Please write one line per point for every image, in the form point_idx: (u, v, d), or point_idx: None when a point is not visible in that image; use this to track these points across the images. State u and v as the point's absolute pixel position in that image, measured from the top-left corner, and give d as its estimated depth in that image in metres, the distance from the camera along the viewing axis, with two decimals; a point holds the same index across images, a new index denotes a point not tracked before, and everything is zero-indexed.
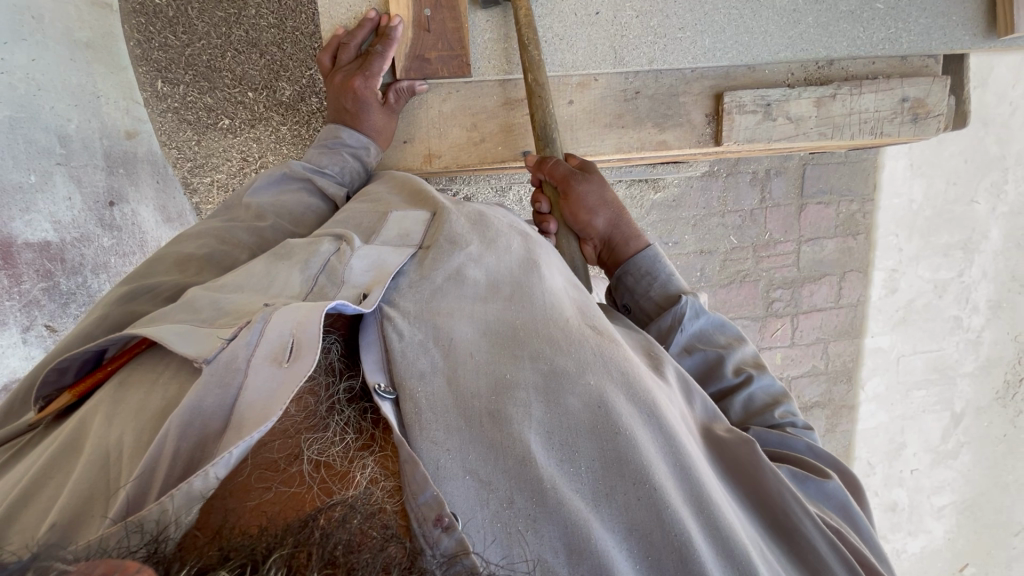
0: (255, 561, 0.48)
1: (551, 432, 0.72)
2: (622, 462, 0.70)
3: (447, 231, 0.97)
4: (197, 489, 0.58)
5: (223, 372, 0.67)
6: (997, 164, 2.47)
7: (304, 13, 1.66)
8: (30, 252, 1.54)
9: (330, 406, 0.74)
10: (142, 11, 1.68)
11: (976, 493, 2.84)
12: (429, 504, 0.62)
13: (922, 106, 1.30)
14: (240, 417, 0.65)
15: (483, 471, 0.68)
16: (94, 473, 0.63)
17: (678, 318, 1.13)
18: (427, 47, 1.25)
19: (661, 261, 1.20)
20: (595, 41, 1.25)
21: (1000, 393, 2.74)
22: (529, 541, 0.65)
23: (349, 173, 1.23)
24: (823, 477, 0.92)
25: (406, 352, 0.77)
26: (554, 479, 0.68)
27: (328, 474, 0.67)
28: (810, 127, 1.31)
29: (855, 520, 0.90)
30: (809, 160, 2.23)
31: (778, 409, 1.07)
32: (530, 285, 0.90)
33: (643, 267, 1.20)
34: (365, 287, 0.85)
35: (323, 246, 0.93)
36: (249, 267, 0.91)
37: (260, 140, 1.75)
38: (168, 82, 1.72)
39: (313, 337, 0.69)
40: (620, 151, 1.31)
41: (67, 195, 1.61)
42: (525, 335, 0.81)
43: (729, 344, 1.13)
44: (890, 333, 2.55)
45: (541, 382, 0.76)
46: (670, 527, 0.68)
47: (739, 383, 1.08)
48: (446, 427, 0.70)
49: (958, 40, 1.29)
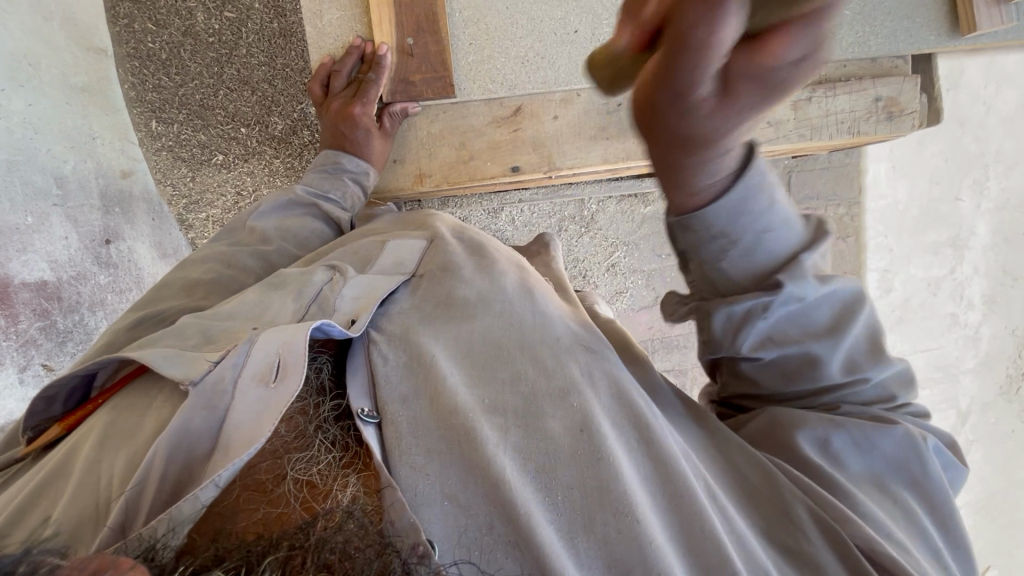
0: (249, 562, 0.49)
1: (529, 459, 0.72)
2: (602, 490, 0.70)
3: (440, 256, 0.99)
4: (187, 510, 0.58)
5: (210, 395, 0.68)
6: (977, 161, 2.52)
7: (293, 50, 1.71)
8: (28, 292, 1.53)
9: (318, 424, 0.74)
10: (136, 55, 1.74)
11: (990, 491, 2.82)
12: (406, 531, 0.61)
13: (895, 104, 1.34)
14: (227, 440, 0.65)
15: (462, 496, 0.68)
16: (86, 493, 0.64)
17: (765, 307, 0.81)
18: (410, 71, 1.27)
19: (750, 214, 0.77)
20: (575, 58, 1.29)
21: (1005, 388, 2.72)
22: (511, 564, 0.65)
23: (351, 199, 1.27)
24: (890, 429, 0.86)
25: (390, 376, 0.77)
26: (530, 506, 0.67)
27: (312, 494, 0.67)
28: (790, 129, 1.35)
29: (925, 488, 0.86)
30: (793, 166, 2.27)
31: (886, 401, 0.92)
32: (522, 308, 0.90)
33: (716, 225, 0.77)
34: (354, 313, 0.85)
35: (316, 276, 0.94)
36: (242, 296, 0.92)
37: (254, 174, 1.80)
38: (162, 122, 1.79)
39: (298, 356, 0.69)
40: (606, 161, 1.35)
41: (65, 235, 1.60)
42: (509, 359, 0.83)
43: (835, 334, 0.85)
44: (889, 334, 2.57)
45: (520, 409, 0.77)
46: (649, 559, 0.66)
47: (848, 383, 0.89)
48: (427, 451, 0.71)
49: (924, 40, 1.32)
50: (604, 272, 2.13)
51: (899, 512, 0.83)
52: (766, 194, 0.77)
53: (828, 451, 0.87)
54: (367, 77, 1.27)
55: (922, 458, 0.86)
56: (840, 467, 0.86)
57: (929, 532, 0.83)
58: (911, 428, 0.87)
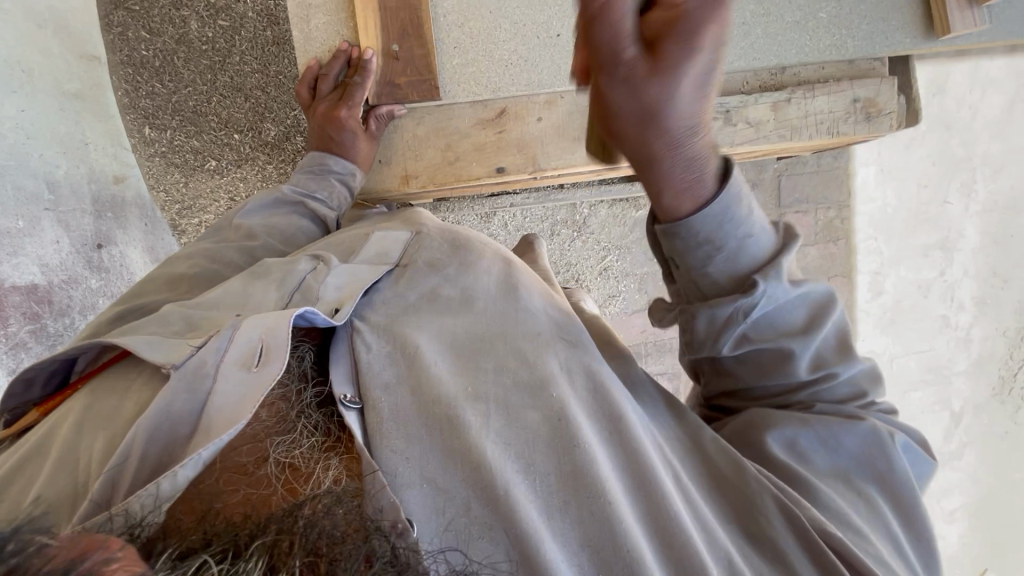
0: (237, 546, 0.52)
1: (509, 442, 0.75)
2: (577, 473, 0.73)
3: (426, 251, 1.01)
4: (166, 491, 0.60)
5: (191, 379, 0.72)
6: (964, 164, 2.55)
7: (286, 58, 1.73)
8: (18, 295, 1.55)
9: (300, 410, 0.77)
10: (129, 63, 1.76)
11: (985, 494, 2.82)
12: (387, 509, 0.65)
13: (873, 104, 1.37)
14: (208, 422, 0.68)
15: (442, 479, 0.70)
16: (65, 472, 0.67)
17: (746, 310, 0.87)
18: (395, 73, 1.29)
19: (731, 224, 0.85)
20: (558, 61, 1.31)
21: (997, 389, 2.74)
22: (489, 547, 0.67)
23: (338, 199, 1.28)
24: (855, 424, 0.91)
25: (372, 364, 0.80)
26: (508, 486, 0.70)
27: (294, 475, 0.69)
28: (769, 130, 1.37)
29: (894, 488, 0.90)
30: (782, 170, 2.30)
31: (860, 399, 0.97)
32: (508, 302, 0.92)
33: (704, 232, 0.84)
34: (338, 301, 0.87)
35: (300, 264, 0.96)
36: (227, 284, 0.95)
37: (246, 180, 1.82)
38: (155, 128, 1.81)
39: (281, 342, 0.72)
40: (590, 162, 1.37)
41: (56, 239, 1.62)
42: (490, 349, 0.85)
43: (806, 331, 0.91)
44: (880, 337, 2.60)
45: (500, 396, 0.79)
46: (620, 538, 0.69)
47: (815, 378, 0.95)
48: (408, 436, 0.73)
49: (900, 42, 1.36)
50: (595, 275, 2.14)
51: (866, 508, 0.87)
52: (743, 204, 0.84)
53: (797, 450, 0.91)
54: (353, 80, 1.29)
55: (889, 459, 0.90)
56: (810, 465, 0.90)
57: (896, 531, 0.87)
58: (877, 424, 0.91)
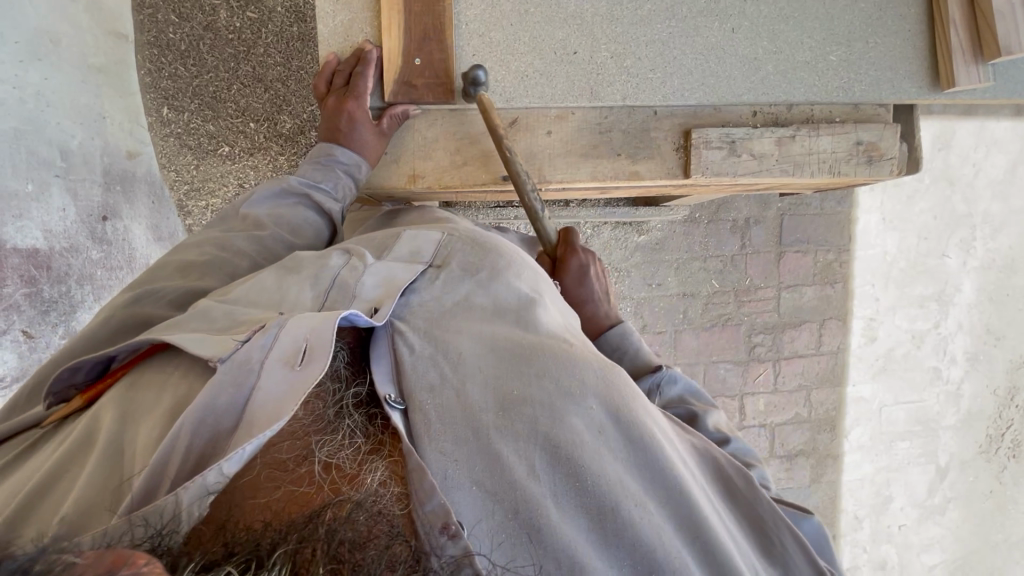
0: (260, 556, 0.53)
1: (556, 450, 0.74)
2: (624, 484, 0.74)
3: (458, 255, 1.00)
4: (209, 483, 0.63)
5: (237, 372, 0.73)
6: (965, 221, 2.57)
7: (309, 55, 1.78)
8: (17, 257, 1.67)
9: (338, 410, 0.78)
10: (155, 44, 1.78)
11: (965, 552, 2.80)
12: (436, 512, 0.66)
13: (875, 148, 1.40)
14: (251, 416, 0.70)
15: (489, 483, 0.72)
16: (108, 471, 0.70)
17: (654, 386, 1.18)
18: (413, 75, 1.32)
19: (630, 340, 1.29)
20: (572, 78, 1.34)
21: (984, 447, 2.74)
22: (528, 553, 0.69)
23: (344, 190, 1.33)
24: (805, 514, 0.99)
25: (416, 366, 0.80)
26: (552, 497, 0.72)
27: (338, 476, 0.70)
28: (772, 163, 1.39)
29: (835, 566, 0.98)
30: (785, 211, 2.33)
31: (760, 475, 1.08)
32: (536, 305, 0.92)
33: (612, 344, 1.29)
34: (376, 301, 0.89)
35: (333, 260, 0.98)
36: (260, 279, 0.96)
37: (258, 168, 1.84)
38: (173, 109, 1.82)
39: (326, 341, 0.74)
40: (596, 178, 1.39)
41: (62, 208, 1.74)
42: (532, 349, 0.83)
43: (706, 408, 1.15)
44: (870, 383, 2.58)
45: (548, 402, 0.77)
46: (663, 552, 0.72)
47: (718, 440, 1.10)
48: (455, 438, 0.74)
49: (906, 91, 1.40)
50: None
51: None
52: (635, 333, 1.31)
53: None
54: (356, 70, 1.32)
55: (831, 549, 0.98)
56: None
57: None
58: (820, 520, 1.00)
